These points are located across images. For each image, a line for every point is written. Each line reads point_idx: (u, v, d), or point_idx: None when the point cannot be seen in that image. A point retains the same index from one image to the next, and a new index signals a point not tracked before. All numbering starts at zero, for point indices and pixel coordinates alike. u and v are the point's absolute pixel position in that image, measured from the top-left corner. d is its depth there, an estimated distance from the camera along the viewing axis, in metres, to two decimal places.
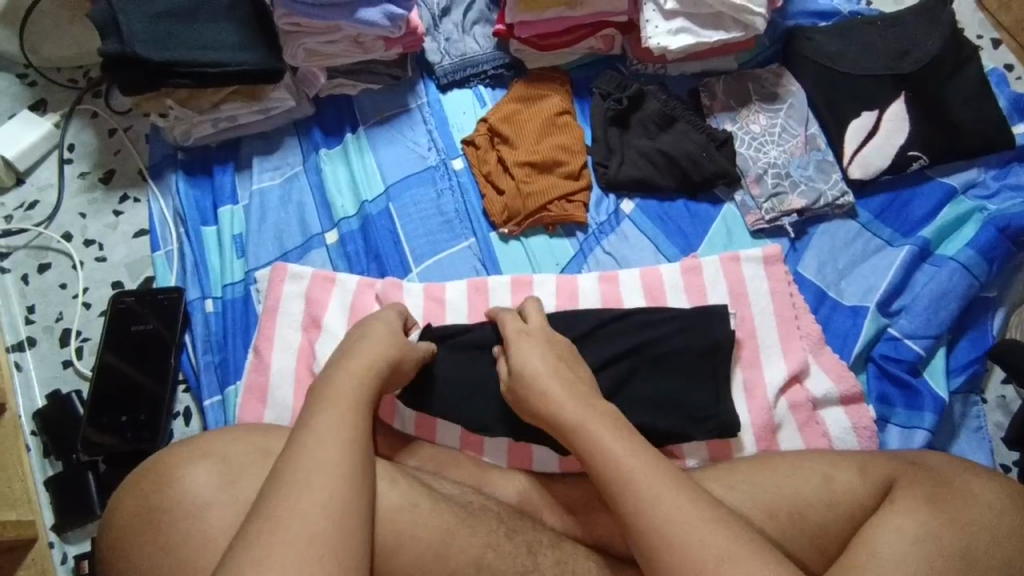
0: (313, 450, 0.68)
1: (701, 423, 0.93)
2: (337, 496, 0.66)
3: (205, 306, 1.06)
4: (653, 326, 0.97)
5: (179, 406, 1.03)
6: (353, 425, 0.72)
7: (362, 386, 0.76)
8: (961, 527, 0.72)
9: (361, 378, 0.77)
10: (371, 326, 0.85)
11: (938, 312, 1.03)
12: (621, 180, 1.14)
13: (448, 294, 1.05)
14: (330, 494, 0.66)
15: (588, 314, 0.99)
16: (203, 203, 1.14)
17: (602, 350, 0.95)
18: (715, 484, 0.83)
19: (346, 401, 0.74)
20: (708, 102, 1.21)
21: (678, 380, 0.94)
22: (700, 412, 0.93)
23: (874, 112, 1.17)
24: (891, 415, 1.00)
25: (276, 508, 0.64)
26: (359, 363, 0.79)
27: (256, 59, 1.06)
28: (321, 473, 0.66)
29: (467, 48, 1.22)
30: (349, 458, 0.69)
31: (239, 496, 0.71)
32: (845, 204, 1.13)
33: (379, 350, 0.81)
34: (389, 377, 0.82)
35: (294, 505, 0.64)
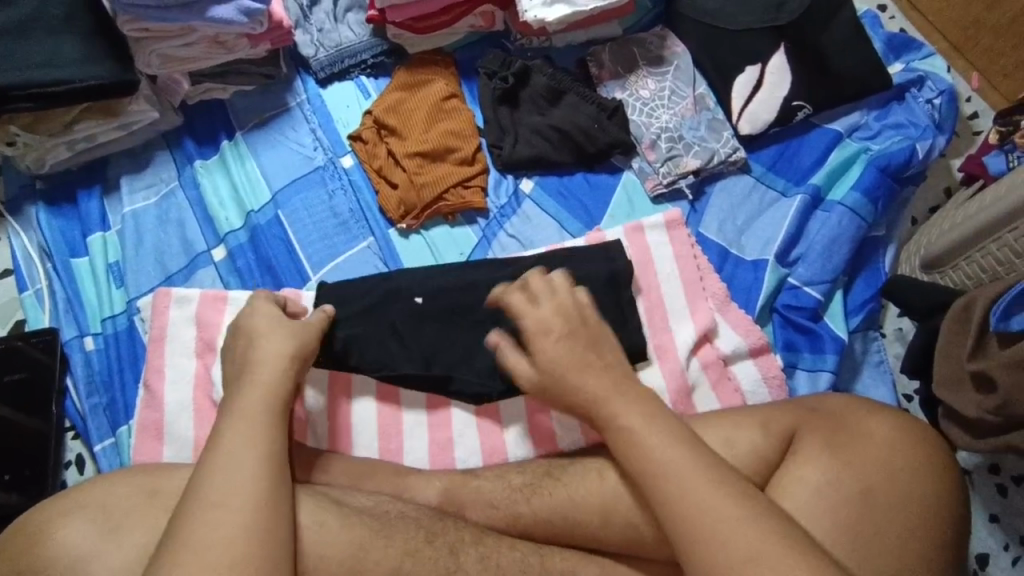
0: (224, 470, 0.65)
1: None
2: (257, 513, 0.63)
3: (85, 344, 0.99)
4: (546, 271, 0.98)
5: (70, 455, 0.97)
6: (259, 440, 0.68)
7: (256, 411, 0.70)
8: (859, 469, 0.75)
9: (275, 399, 0.72)
10: (255, 324, 0.80)
11: (832, 256, 1.06)
12: (516, 159, 1.12)
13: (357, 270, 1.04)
14: (254, 513, 0.63)
15: (487, 261, 1.01)
16: (71, 234, 1.05)
17: (501, 302, 0.97)
18: None
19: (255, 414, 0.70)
20: (596, 71, 1.19)
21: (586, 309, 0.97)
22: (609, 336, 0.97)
23: (757, 66, 1.18)
24: (798, 361, 1.02)
25: (189, 539, 0.61)
26: (267, 375, 0.74)
27: (105, 71, 0.97)
28: (233, 499, 0.63)
29: (342, 38, 1.15)
30: (265, 474, 0.66)
31: (121, 543, 0.66)
32: (738, 160, 1.14)
33: (282, 350, 0.77)
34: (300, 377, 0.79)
35: (209, 529, 0.61)
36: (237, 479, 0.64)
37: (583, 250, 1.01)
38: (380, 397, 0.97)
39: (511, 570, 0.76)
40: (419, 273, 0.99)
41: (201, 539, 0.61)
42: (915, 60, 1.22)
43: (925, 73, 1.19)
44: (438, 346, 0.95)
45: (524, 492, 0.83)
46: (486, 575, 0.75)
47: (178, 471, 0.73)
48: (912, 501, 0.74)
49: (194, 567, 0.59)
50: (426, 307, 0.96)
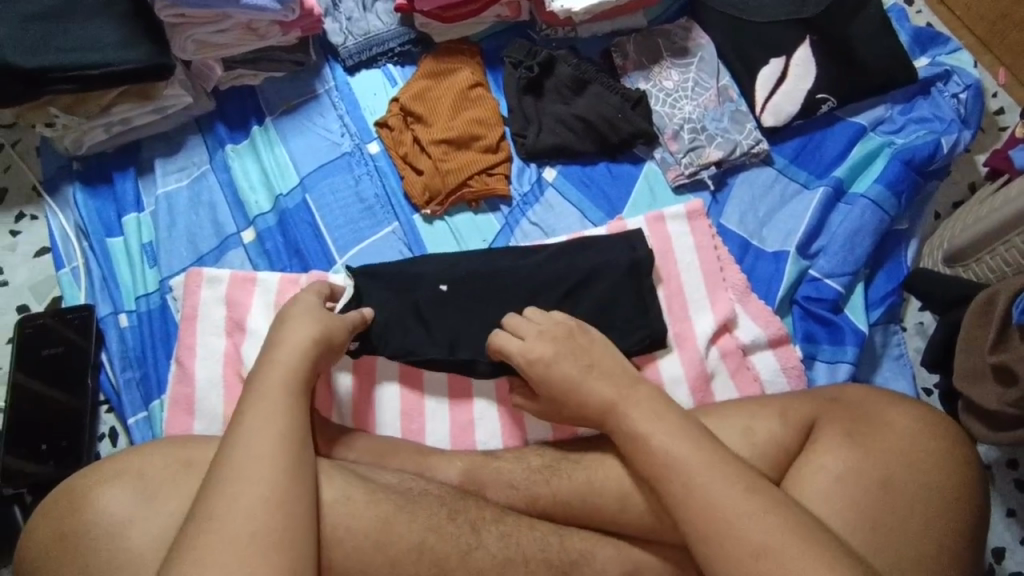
0: (247, 444, 0.67)
1: (632, 335, 0.98)
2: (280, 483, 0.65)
3: (119, 321, 1.02)
4: (569, 261, 1.00)
5: (104, 428, 1.00)
6: (289, 419, 0.70)
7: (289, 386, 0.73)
8: (878, 458, 0.76)
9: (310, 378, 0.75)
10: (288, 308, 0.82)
11: (854, 249, 1.06)
12: (540, 148, 1.13)
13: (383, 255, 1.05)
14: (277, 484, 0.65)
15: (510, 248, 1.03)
16: (107, 214, 1.08)
17: (525, 291, 0.98)
18: None
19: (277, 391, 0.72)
20: (620, 62, 1.20)
21: (608, 297, 0.98)
22: (630, 325, 0.98)
23: (782, 59, 1.18)
24: (817, 352, 1.03)
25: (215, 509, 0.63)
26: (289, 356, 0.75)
27: (142, 55, 1.00)
28: (262, 473, 0.65)
29: (370, 26, 1.17)
30: (293, 448, 0.68)
31: (159, 509, 0.69)
32: (761, 152, 1.15)
33: (305, 333, 0.78)
34: (325, 360, 0.81)
35: (233, 499, 0.63)
36: (259, 453, 0.67)
37: (605, 238, 1.02)
38: (403, 378, 0.99)
39: (531, 548, 0.78)
40: (444, 260, 1.01)
41: (227, 508, 0.63)
42: (942, 54, 1.21)
43: (952, 67, 1.18)
44: (461, 331, 0.97)
45: (544, 473, 0.85)
46: (507, 552, 0.77)
47: (212, 442, 0.75)
48: (929, 491, 0.74)
49: (220, 535, 0.62)
50: (450, 293, 0.98)
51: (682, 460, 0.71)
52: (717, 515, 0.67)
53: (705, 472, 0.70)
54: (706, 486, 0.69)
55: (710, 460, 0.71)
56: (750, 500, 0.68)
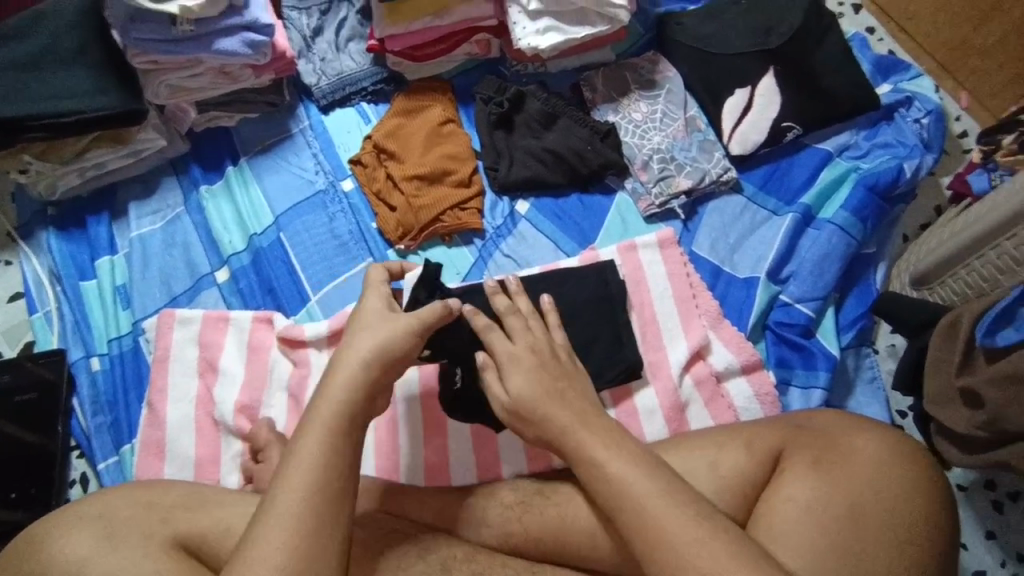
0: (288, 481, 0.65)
1: (610, 370, 0.98)
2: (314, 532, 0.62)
3: (91, 365, 1.02)
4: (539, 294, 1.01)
5: (75, 474, 0.99)
6: (331, 443, 0.67)
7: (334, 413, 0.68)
8: (847, 488, 0.76)
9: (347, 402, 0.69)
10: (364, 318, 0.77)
11: (822, 274, 1.07)
12: (511, 182, 1.15)
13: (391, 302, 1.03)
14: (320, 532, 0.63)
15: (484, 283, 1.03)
16: (81, 258, 1.09)
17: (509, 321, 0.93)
18: None
19: (336, 431, 0.67)
20: (589, 95, 1.22)
21: (585, 332, 0.99)
22: (606, 359, 0.99)
23: (747, 89, 1.21)
24: (791, 378, 1.03)
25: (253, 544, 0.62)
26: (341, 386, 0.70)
27: (113, 101, 1.01)
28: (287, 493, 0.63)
29: (343, 66, 1.20)
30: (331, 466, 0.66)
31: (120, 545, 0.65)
32: (729, 180, 1.17)
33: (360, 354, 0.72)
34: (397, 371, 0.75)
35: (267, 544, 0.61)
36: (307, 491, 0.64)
37: (579, 269, 1.04)
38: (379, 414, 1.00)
39: None
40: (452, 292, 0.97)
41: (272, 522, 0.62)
42: (903, 81, 1.24)
43: (912, 94, 1.21)
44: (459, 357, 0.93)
45: (516, 510, 0.85)
46: None
47: (177, 484, 0.74)
48: (899, 520, 0.74)
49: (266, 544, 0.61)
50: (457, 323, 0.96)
51: (644, 489, 0.69)
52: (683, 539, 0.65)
53: (668, 501, 0.68)
54: (667, 513, 0.66)
55: (673, 492, 0.69)
56: (716, 531, 0.66)
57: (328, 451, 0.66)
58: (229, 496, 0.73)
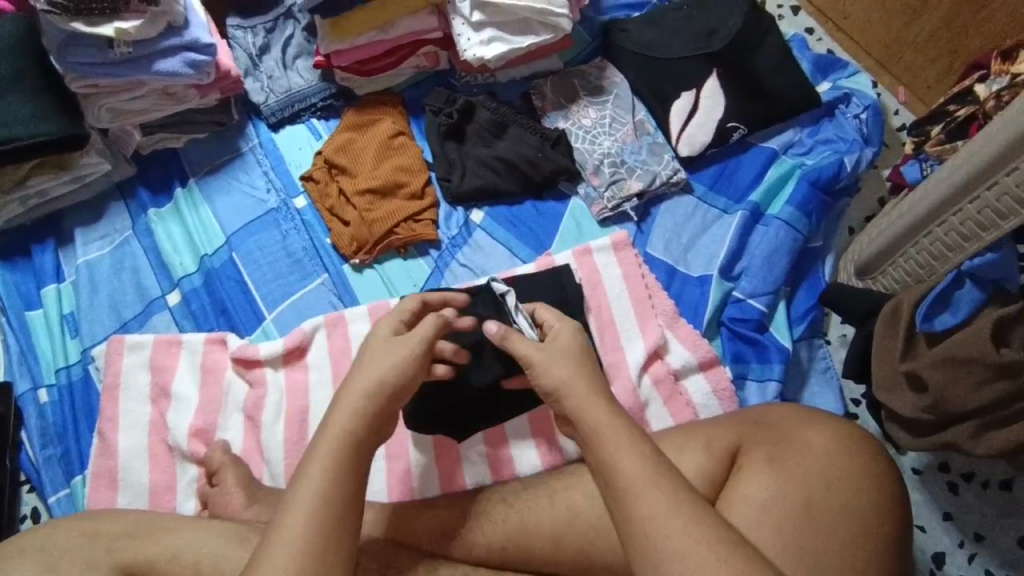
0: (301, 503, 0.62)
1: None
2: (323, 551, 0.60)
3: (39, 397, 0.99)
4: None
5: (25, 509, 0.95)
6: (338, 474, 0.63)
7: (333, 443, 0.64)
8: (800, 482, 0.77)
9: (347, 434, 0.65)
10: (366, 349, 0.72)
11: (772, 269, 1.09)
12: (465, 192, 1.15)
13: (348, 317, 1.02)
14: (330, 550, 0.60)
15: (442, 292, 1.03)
16: (26, 288, 1.06)
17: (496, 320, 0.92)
18: (579, 493, 0.82)
19: (342, 462, 0.64)
20: (539, 103, 1.24)
21: None
22: None
23: (692, 92, 1.23)
24: (747, 372, 1.05)
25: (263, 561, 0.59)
26: (358, 404, 0.67)
27: (53, 126, 0.99)
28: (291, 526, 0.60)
29: (291, 84, 1.19)
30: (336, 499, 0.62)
31: None
32: (679, 181, 1.19)
33: (376, 375, 0.68)
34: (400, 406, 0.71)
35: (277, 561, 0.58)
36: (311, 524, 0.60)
37: (535, 275, 1.04)
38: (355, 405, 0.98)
39: None
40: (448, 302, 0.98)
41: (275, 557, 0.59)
42: (843, 78, 1.28)
43: (851, 90, 1.25)
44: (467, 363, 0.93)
45: (478, 520, 0.84)
46: None
47: (125, 513, 0.72)
48: (850, 510, 0.76)
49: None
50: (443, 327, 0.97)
51: (632, 478, 0.64)
52: (664, 531, 0.62)
53: None
54: (653, 503, 0.63)
55: None
56: None
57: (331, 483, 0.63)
58: (180, 524, 0.71)
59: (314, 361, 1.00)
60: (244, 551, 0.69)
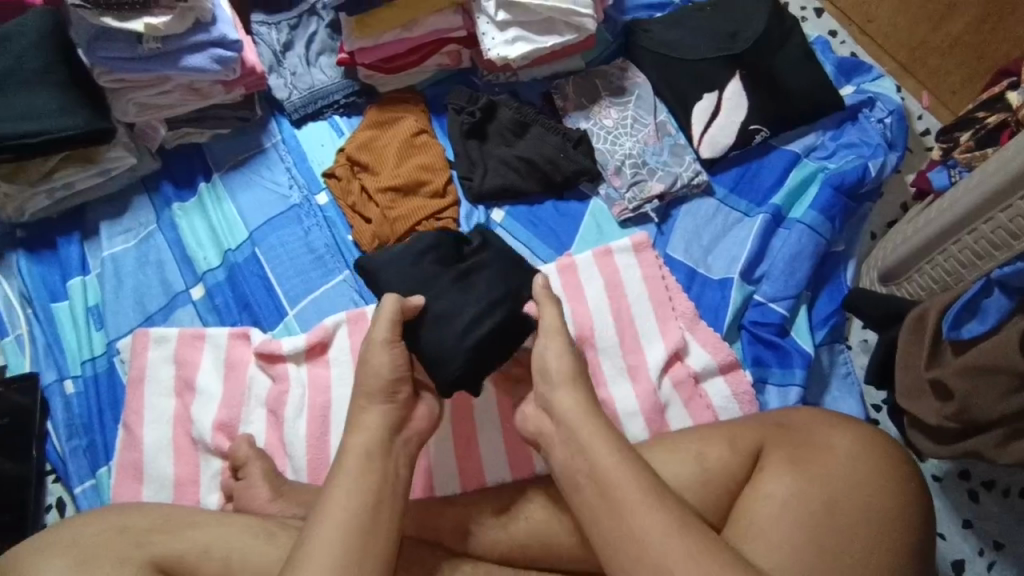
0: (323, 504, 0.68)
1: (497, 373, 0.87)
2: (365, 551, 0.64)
3: (65, 388, 0.99)
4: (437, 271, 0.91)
5: (51, 498, 0.96)
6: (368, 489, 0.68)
7: (366, 461, 0.70)
8: (823, 482, 0.77)
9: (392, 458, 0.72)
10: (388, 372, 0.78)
11: (795, 272, 1.09)
12: (486, 191, 1.15)
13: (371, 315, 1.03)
14: (367, 546, 0.64)
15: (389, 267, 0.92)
16: (51, 280, 1.06)
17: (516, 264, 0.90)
18: None
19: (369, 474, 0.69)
20: (561, 103, 1.24)
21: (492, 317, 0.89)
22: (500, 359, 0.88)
23: (715, 93, 1.23)
24: (768, 375, 1.04)
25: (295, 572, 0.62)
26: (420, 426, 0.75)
27: (81, 121, 0.99)
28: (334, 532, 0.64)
29: (314, 81, 1.20)
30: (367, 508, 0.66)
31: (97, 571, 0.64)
32: (701, 183, 1.19)
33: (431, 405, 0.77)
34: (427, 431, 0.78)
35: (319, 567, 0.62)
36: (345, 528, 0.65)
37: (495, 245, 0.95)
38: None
39: None
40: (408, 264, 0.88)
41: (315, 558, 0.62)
42: (866, 82, 1.27)
43: (875, 94, 1.24)
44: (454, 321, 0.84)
45: (500, 518, 0.84)
46: None
47: (155, 506, 0.73)
48: (875, 514, 0.75)
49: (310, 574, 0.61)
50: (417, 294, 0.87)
51: (650, 489, 0.65)
52: (661, 552, 0.62)
53: None
54: (668, 517, 0.64)
55: None
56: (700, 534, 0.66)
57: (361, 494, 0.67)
58: (208, 517, 0.72)
59: (336, 358, 1.00)
60: (271, 546, 0.70)
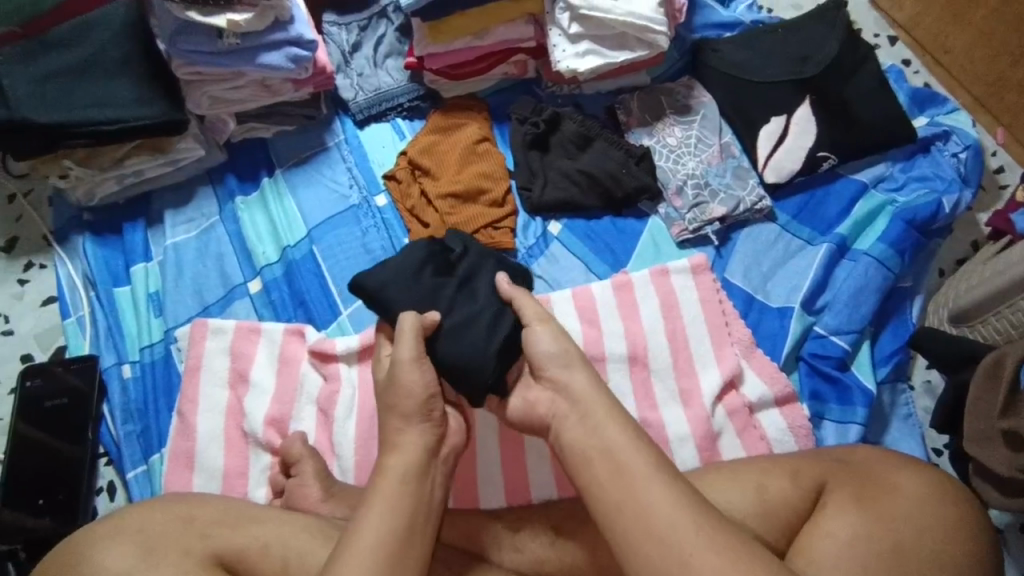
0: (385, 508, 0.69)
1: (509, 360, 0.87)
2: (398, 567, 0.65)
3: (122, 372, 1.01)
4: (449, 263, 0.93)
5: (102, 481, 0.97)
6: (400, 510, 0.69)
7: (404, 481, 0.72)
8: (891, 526, 0.74)
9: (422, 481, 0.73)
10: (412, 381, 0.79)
11: (859, 306, 1.06)
12: (545, 203, 1.15)
13: None
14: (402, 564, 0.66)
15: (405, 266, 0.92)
16: (115, 264, 1.08)
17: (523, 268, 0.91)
18: None
19: (402, 491, 0.71)
20: (624, 118, 1.22)
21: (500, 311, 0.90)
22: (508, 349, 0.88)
23: (783, 117, 1.21)
24: (825, 411, 1.02)
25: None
26: None
27: (159, 111, 1.01)
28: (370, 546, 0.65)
29: (380, 83, 1.20)
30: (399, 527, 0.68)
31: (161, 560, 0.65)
32: (764, 208, 1.16)
33: None
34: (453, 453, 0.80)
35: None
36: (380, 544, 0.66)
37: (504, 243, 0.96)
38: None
39: None
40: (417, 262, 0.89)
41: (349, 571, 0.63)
42: (940, 115, 1.24)
43: (950, 128, 1.21)
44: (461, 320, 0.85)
45: (550, 536, 0.83)
46: None
47: (216, 499, 0.73)
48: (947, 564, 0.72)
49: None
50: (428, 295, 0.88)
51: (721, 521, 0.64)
52: None
53: None
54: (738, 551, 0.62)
55: None
56: None
57: (391, 513, 0.68)
58: (267, 514, 0.72)
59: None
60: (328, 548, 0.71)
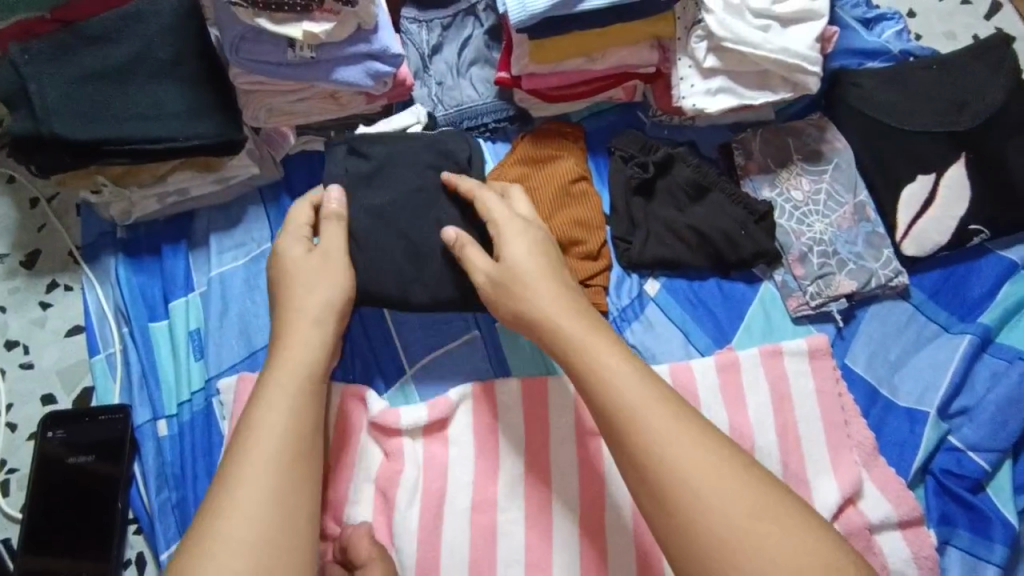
0: (285, 407, 0.72)
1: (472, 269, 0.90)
2: (294, 471, 0.69)
3: (158, 429, 0.89)
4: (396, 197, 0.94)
5: (130, 552, 0.86)
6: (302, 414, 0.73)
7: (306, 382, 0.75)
8: None
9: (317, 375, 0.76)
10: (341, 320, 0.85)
11: (1007, 422, 0.92)
12: (645, 260, 0.99)
13: (501, 394, 0.91)
14: (294, 469, 0.70)
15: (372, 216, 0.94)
16: (151, 294, 0.94)
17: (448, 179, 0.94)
18: None
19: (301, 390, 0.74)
20: (742, 161, 1.05)
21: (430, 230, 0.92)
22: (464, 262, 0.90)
23: (931, 177, 1.03)
24: (952, 537, 0.89)
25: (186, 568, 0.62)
26: None
27: (212, 129, 0.84)
28: (272, 443, 0.69)
29: (463, 96, 1.02)
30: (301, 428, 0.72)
31: None
32: (898, 285, 1.00)
33: None
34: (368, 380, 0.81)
35: (249, 514, 0.65)
36: (277, 442, 0.70)
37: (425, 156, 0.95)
38: (525, 477, 0.88)
39: None
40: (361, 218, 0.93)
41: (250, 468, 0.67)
42: None
43: None
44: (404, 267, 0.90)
45: None
46: None
47: None
48: None
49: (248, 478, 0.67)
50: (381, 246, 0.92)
51: None
52: None
53: None
54: None
55: None
56: None
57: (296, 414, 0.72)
58: None
59: (457, 449, 0.89)
60: None
